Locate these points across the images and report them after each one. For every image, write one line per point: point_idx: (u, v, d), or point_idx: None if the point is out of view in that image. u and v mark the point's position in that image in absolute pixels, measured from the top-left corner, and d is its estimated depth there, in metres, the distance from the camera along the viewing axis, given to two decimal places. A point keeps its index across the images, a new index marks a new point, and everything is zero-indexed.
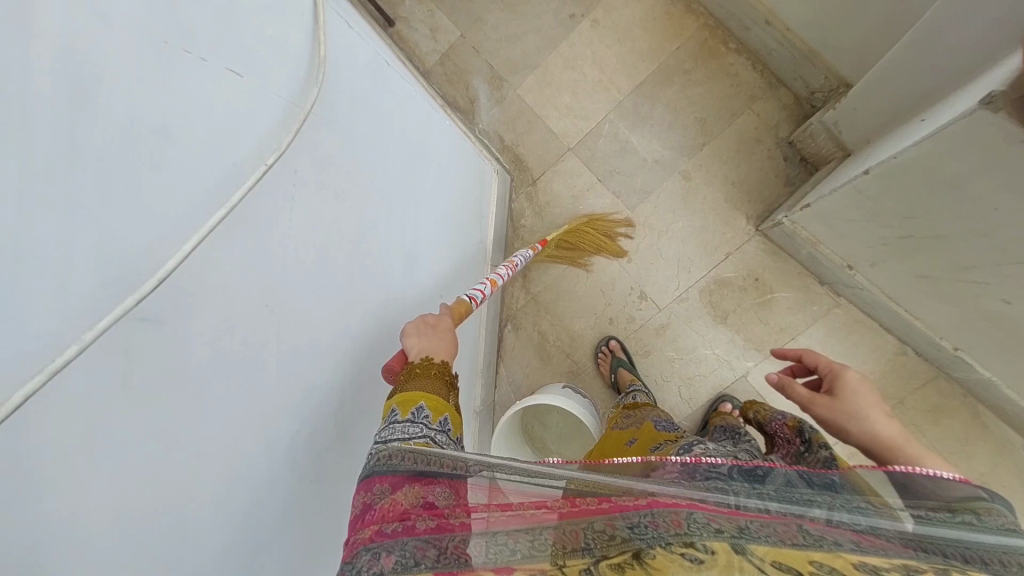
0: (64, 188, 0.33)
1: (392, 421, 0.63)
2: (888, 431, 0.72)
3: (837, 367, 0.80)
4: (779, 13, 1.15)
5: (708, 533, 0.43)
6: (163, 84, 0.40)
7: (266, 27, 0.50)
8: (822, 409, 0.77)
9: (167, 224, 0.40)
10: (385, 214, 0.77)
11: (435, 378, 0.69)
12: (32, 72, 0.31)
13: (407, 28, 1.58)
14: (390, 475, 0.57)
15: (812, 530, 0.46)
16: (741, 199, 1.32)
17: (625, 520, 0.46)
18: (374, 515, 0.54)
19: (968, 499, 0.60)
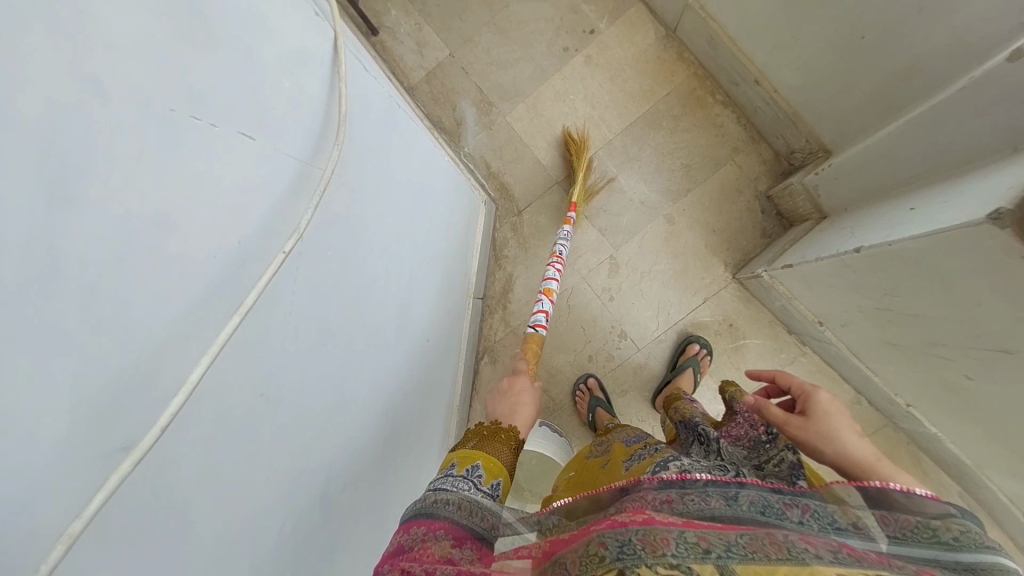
0: (48, 320, 0.27)
1: (448, 474, 0.60)
2: (867, 453, 0.57)
3: (810, 386, 0.66)
4: (771, 76, 1.19)
5: (693, 554, 0.40)
6: (165, 156, 0.33)
7: (283, 80, 0.44)
8: (795, 430, 0.62)
9: (173, 337, 0.35)
10: (379, 263, 0.70)
11: (502, 442, 0.66)
12: (17, 181, 0.24)
13: (392, 39, 1.51)
14: (429, 521, 0.53)
15: (796, 541, 0.42)
16: (719, 247, 1.35)
17: (614, 538, 0.44)
18: (406, 558, 0.48)
19: (944, 510, 0.49)
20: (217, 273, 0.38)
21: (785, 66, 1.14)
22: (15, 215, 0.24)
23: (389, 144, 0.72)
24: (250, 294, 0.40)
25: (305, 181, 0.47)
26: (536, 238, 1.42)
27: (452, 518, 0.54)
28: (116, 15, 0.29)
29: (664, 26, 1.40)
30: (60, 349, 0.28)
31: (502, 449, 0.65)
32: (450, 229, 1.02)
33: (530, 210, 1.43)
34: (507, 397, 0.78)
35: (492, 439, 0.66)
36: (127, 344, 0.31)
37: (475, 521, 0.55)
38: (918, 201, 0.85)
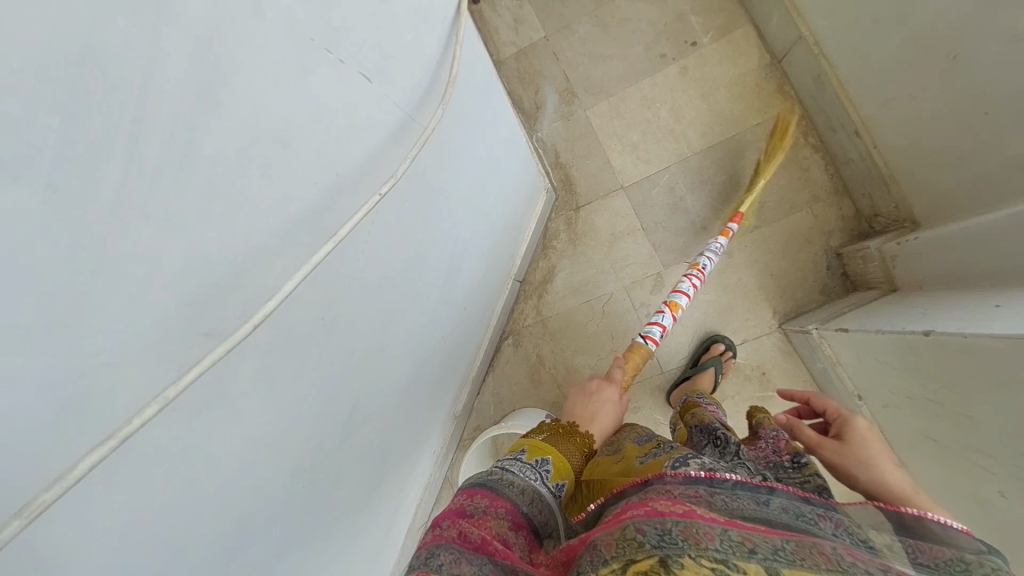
0: (167, 205, 0.29)
1: (517, 459, 0.64)
2: (902, 481, 0.58)
3: (847, 412, 0.67)
4: (874, 131, 1.12)
5: (738, 553, 0.42)
6: (295, 82, 0.34)
7: (408, 32, 0.45)
8: (828, 452, 0.64)
9: (259, 253, 0.37)
10: (441, 228, 0.71)
11: (576, 445, 0.69)
12: (168, 72, 0.26)
13: (492, 10, 1.51)
14: (494, 497, 0.57)
15: (844, 553, 0.44)
16: (772, 292, 1.30)
17: (654, 526, 0.45)
18: (467, 523, 0.53)
19: (982, 549, 0.48)
20: (315, 202, 0.40)
21: (892, 124, 1.07)
22: (162, 103, 0.26)
23: (478, 115, 0.72)
24: (345, 224, 0.41)
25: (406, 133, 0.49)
26: (587, 238, 1.40)
27: (514, 501, 0.58)
28: None
29: (770, 53, 1.33)
30: (170, 235, 0.30)
31: (574, 451, 0.68)
32: (510, 211, 1.02)
33: (587, 209, 1.41)
34: (591, 401, 0.81)
35: (567, 440, 0.69)
36: (222, 246, 0.34)
37: (533, 511, 0.58)
38: (1004, 300, 0.79)
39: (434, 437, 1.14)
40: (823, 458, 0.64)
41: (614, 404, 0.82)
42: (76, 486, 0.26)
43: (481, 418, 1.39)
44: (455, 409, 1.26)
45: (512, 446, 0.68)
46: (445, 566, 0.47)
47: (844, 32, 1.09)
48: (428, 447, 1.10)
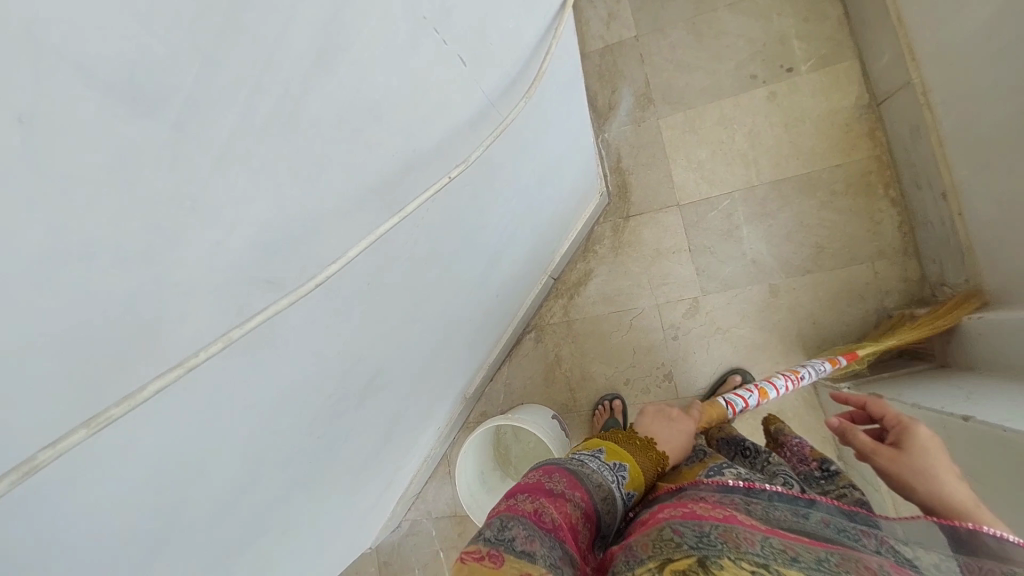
0: (266, 154, 0.32)
1: (596, 456, 0.69)
2: (964, 497, 0.58)
3: (912, 427, 0.68)
4: (962, 196, 1.05)
5: (779, 558, 0.46)
6: (400, 57, 0.37)
7: (511, 21, 0.47)
8: (883, 460, 0.66)
9: (331, 213, 0.40)
10: (497, 213, 0.74)
11: (651, 460, 0.72)
12: (296, 34, 0.29)
13: (587, 2, 1.50)
14: (576, 486, 0.61)
15: (889, 568, 0.46)
16: (811, 340, 1.26)
17: (693, 529, 0.49)
18: (542, 498, 0.58)
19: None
20: (386, 171, 0.42)
21: (986, 193, 1.00)
22: (285, 60, 0.29)
23: (557, 105, 0.72)
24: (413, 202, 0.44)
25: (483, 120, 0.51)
26: (630, 249, 1.41)
27: (592, 495, 0.62)
28: None
29: (871, 94, 1.26)
30: (265, 181, 0.33)
31: (648, 464, 0.71)
32: (562, 207, 1.03)
33: (638, 220, 1.41)
34: (669, 424, 0.80)
35: (642, 451, 0.72)
36: (306, 200, 0.37)
37: (604, 509, 0.62)
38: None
39: (446, 405, 1.20)
40: (879, 465, 0.66)
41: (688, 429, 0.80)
42: (148, 399, 0.30)
43: (491, 399, 1.46)
44: (467, 387, 1.33)
45: (590, 443, 0.72)
46: (516, 542, 0.51)
47: (958, 86, 1.01)
48: (438, 412, 1.16)
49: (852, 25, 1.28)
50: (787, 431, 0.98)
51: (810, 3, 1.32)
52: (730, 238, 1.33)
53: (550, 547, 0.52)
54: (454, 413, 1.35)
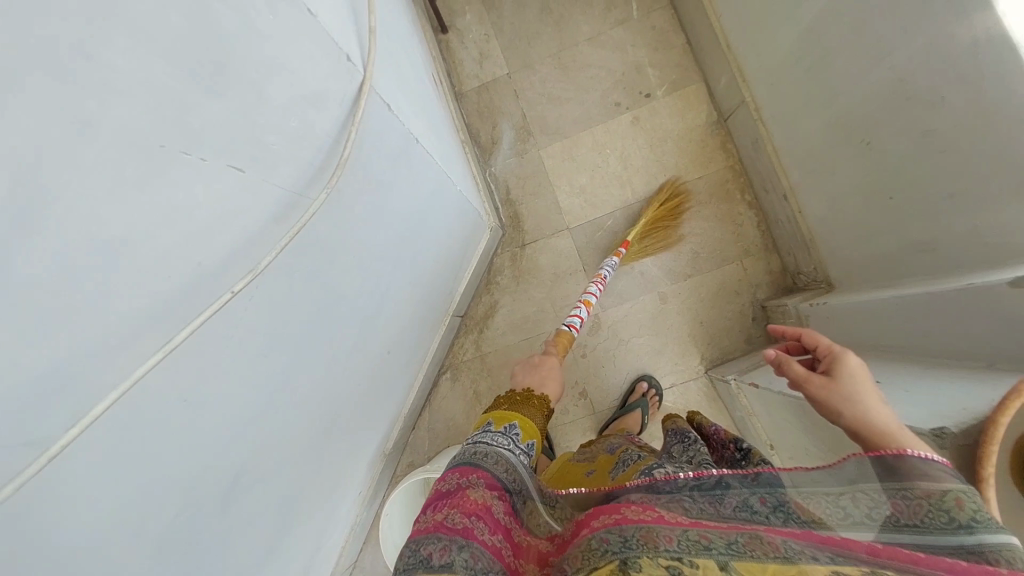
0: None
1: (488, 430, 0.73)
2: (887, 419, 0.58)
3: (839, 350, 0.65)
4: (799, 197, 1.18)
5: (694, 549, 0.45)
6: (138, 189, 0.34)
7: (293, 119, 0.45)
8: (815, 389, 0.63)
9: (93, 364, 0.36)
10: (348, 281, 0.72)
11: (534, 408, 0.79)
12: None
13: (458, 42, 1.54)
14: (475, 469, 0.64)
15: (792, 541, 0.46)
16: (700, 337, 1.36)
17: (617, 535, 0.48)
18: (447, 503, 0.58)
19: (960, 483, 0.48)
20: (143, 309, 0.39)
21: (814, 195, 1.12)
22: None
23: (401, 170, 0.72)
24: (180, 331, 0.43)
25: (277, 224, 0.49)
26: (531, 276, 1.45)
27: (492, 472, 0.64)
28: (121, 59, 0.30)
29: (718, 111, 1.39)
30: None
31: (533, 413, 0.78)
32: (441, 253, 1.04)
33: (533, 247, 1.45)
34: (538, 370, 0.90)
35: (524, 404, 0.79)
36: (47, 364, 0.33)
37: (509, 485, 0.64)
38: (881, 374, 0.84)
39: (359, 469, 1.15)
40: (810, 395, 0.63)
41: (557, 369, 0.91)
42: None
43: (415, 447, 1.41)
44: (386, 442, 1.27)
45: (479, 421, 0.77)
46: (429, 559, 0.49)
47: (780, 104, 1.13)
48: (349, 479, 1.10)
49: (693, 52, 1.41)
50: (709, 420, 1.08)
51: (656, 33, 1.44)
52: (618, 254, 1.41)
53: (460, 544, 0.51)
54: (376, 472, 1.28)
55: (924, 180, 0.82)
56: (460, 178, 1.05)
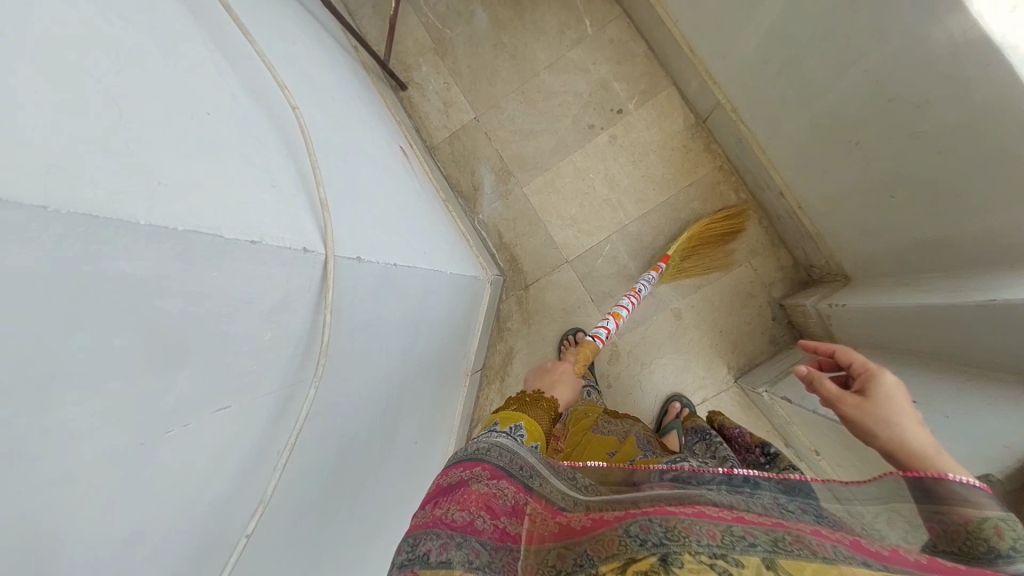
0: None
1: (493, 429, 0.71)
2: (926, 444, 0.48)
3: (875, 364, 0.54)
4: (796, 192, 1.12)
5: (742, 546, 0.41)
6: (135, 486, 0.36)
7: (267, 329, 0.45)
8: (850, 409, 0.52)
9: None
10: (357, 411, 0.71)
11: (542, 409, 0.77)
12: None
13: (419, 96, 1.51)
14: (473, 463, 0.62)
15: (842, 548, 0.41)
16: (724, 347, 1.31)
17: (659, 524, 0.45)
18: (449, 498, 0.57)
19: (1003, 510, 0.42)
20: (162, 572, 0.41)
21: (810, 190, 1.07)
22: None
23: (391, 294, 0.72)
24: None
25: (274, 429, 0.50)
26: (540, 316, 1.42)
27: (491, 460, 0.63)
28: (82, 408, 0.30)
29: (695, 113, 1.35)
30: None
31: (541, 414, 0.76)
32: (442, 332, 1.03)
33: (537, 286, 1.43)
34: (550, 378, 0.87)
35: (532, 406, 0.77)
36: None
37: (513, 466, 0.63)
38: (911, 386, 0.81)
39: None
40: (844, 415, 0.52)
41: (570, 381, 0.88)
42: None
43: None
44: None
45: (486, 421, 0.74)
46: (428, 554, 0.49)
47: (756, 104, 1.09)
48: None
49: (658, 58, 1.37)
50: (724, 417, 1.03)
51: (616, 47, 1.39)
52: (623, 277, 1.37)
53: (460, 543, 0.51)
54: None
55: (926, 175, 0.77)
56: (449, 254, 1.04)
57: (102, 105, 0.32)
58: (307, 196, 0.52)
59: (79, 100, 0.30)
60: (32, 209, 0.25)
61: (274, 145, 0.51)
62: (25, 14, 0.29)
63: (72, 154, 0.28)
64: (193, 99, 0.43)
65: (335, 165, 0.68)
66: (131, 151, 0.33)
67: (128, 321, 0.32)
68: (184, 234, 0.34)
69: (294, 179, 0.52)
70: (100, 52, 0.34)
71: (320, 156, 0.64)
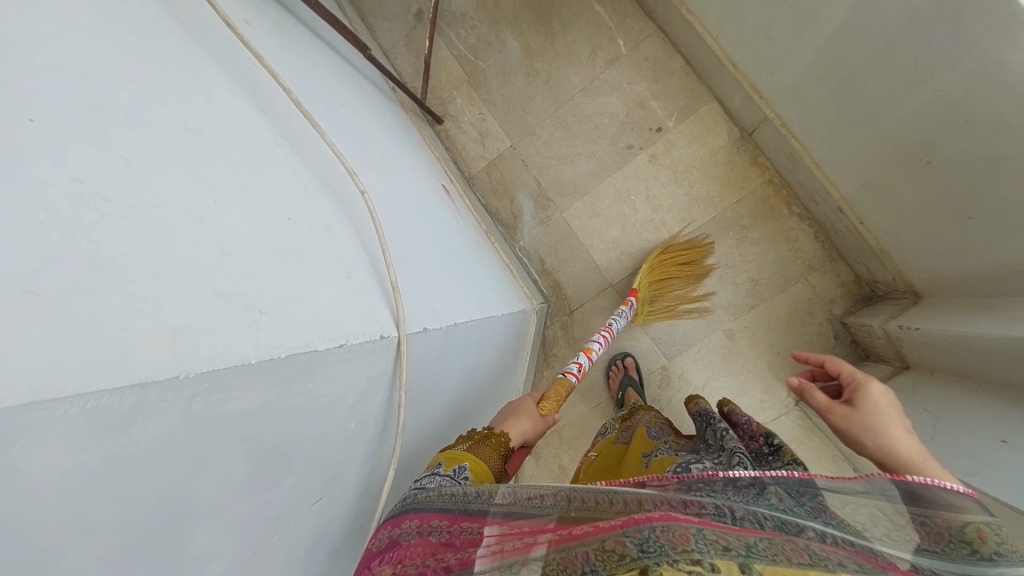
0: None
1: (433, 473, 0.59)
2: (911, 450, 0.53)
3: (863, 376, 0.59)
4: (856, 207, 1.06)
5: (715, 551, 0.37)
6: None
7: (351, 420, 0.48)
8: (836, 419, 0.57)
9: None
10: (420, 467, 0.72)
11: (493, 446, 0.65)
12: None
13: (455, 128, 1.53)
14: (419, 514, 0.53)
15: (818, 548, 0.40)
16: (783, 368, 1.26)
17: (633, 535, 0.39)
18: (394, 555, 0.49)
19: (984, 517, 0.45)
20: None
21: (873, 206, 1.02)
22: None
23: (452, 351, 0.74)
24: None
25: (357, 507, 0.53)
26: (587, 341, 1.40)
27: (441, 507, 0.54)
28: (205, 524, 0.34)
29: (739, 127, 1.31)
30: None
31: (490, 453, 0.64)
32: (494, 370, 1.03)
33: (581, 311, 1.41)
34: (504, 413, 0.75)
35: (481, 442, 0.65)
36: None
37: (471, 503, 0.54)
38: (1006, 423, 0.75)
39: None
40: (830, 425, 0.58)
41: (535, 416, 0.75)
42: None
43: None
44: None
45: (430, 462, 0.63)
46: None
47: (808, 117, 1.05)
48: None
49: (697, 73, 1.34)
50: (737, 408, 0.82)
51: (653, 65, 1.37)
52: (671, 299, 1.34)
53: None
54: None
55: (1008, 195, 0.76)
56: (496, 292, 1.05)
57: (203, 247, 0.35)
58: (376, 277, 0.55)
59: (178, 249, 0.33)
60: (164, 382, 0.28)
61: (345, 232, 0.54)
62: (125, 192, 0.33)
63: (203, 307, 0.32)
64: (272, 206, 0.45)
65: (394, 232, 0.70)
66: (233, 286, 0.36)
67: (244, 446, 0.35)
68: (287, 359, 0.36)
69: (363, 262, 0.54)
70: (193, 190, 0.38)
71: (383, 226, 0.67)
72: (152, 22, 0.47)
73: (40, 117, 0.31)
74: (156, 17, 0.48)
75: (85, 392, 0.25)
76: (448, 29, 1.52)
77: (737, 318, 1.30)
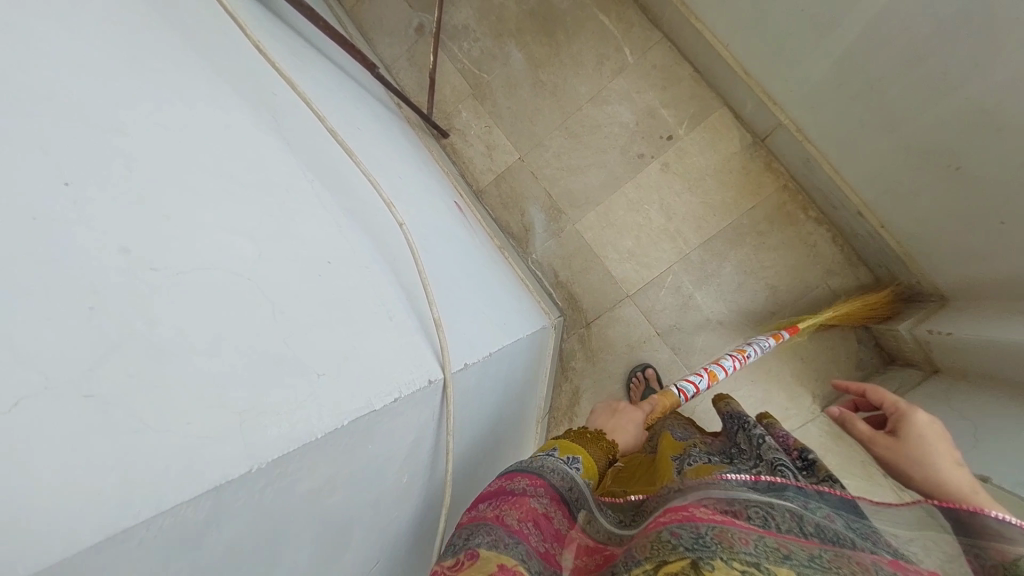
0: None
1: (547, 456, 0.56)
2: (963, 478, 0.50)
3: (908, 405, 0.58)
4: (878, 211, 1.05)
5: (774, 557, 0.37)
6: None
7: (403, 475, 0.45)
8: (881, 449, 0.56)
9: None
10: (458, 504, 0.69)
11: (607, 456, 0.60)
12: None
13: (462, 141, 1.51)
14: (535, 477, 0.51)
15: (884, 566, 0.39)
16: (808, 375, 1.24)
17: (688, 529, 0.39)
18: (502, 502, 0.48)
19: None
20: None
21: (896, 209, 1.01)
22: None
23: (487, 381, 0.71)
24: None
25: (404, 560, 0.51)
26: (605, 354, 1.37)
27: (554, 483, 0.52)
28: None
29: (752, 132, 1.30)
30: None
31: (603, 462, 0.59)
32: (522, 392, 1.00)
33: (598, 324, 1.38)
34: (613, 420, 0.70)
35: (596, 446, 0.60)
36: None
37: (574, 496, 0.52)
38: None
39: None
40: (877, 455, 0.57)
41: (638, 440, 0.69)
42: None
43: None
44: None
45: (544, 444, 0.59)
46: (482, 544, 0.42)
47: (825, 122, 1.04)
48: None
49: (706, 79, 1.33)
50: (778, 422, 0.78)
51: (662, 73, 1.35)
52: (691, 308, 1.32)
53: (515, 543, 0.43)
54: None
55: None
56: (519, 312, 1.02)
57: (255, 307, 0.33)
58: (418, 316, 0.52)
59: (228, 315, 0.31)
60: (236, 477, 0.27)
61: (382, 268, 0.51)
62: (171, 255, 0.30)
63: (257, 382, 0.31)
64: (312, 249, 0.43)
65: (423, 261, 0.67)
66: (288, 349, 0.34)
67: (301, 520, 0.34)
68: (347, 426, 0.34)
69: (404, 301, 0.51)
70: (237, 244, 0.35)
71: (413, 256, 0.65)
72: (176, 60, 0.45)
73: (74, 178, 0.28)
74: (183, 56, 0.46)
75: (161, 508, 0.24)
76: (451, 43, 1.50)
77: (760, 325, 1.27)
